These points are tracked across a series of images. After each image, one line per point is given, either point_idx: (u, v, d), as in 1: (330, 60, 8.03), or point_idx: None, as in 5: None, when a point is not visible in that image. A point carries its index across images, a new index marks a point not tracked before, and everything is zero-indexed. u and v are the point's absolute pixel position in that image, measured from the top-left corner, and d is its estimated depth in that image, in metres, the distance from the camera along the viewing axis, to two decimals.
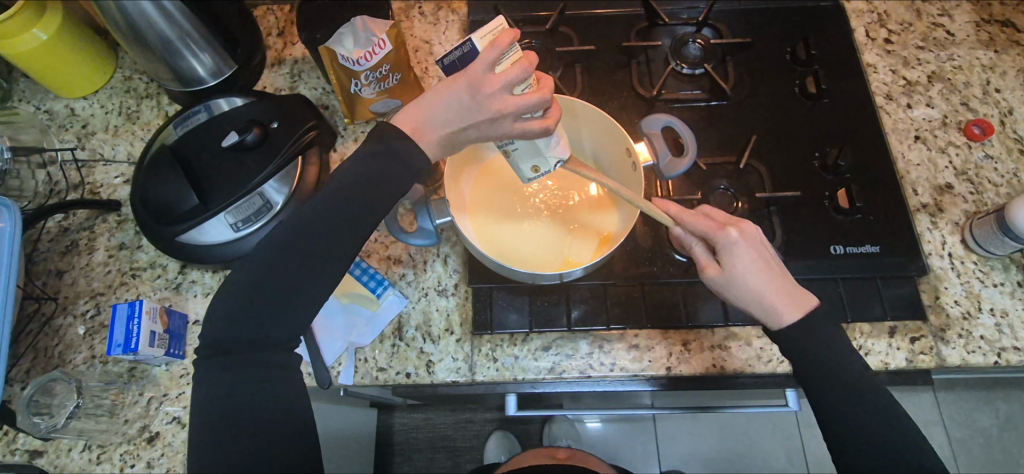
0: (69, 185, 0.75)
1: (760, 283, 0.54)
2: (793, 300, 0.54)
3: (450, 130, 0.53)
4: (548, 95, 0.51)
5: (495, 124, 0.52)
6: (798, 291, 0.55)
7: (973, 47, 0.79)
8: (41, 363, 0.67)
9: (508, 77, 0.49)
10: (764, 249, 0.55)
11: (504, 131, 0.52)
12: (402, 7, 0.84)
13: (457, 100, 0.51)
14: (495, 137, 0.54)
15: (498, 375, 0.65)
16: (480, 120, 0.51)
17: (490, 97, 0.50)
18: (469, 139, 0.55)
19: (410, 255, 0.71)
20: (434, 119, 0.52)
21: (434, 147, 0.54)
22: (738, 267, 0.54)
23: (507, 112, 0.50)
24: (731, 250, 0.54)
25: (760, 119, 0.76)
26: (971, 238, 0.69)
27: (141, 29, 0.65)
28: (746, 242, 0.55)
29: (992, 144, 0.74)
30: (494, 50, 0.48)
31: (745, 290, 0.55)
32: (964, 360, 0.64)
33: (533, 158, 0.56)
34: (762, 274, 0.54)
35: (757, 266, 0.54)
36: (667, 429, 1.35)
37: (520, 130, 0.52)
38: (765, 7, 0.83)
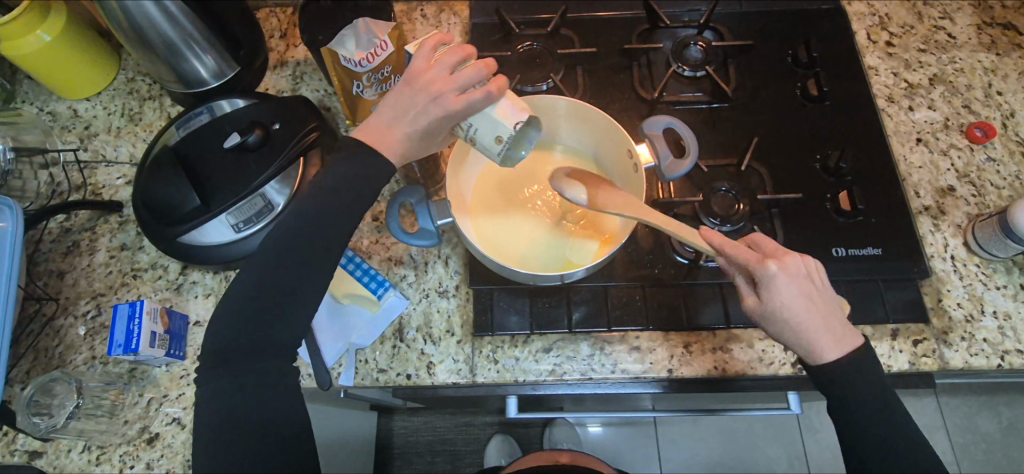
0: (72, 186, 0.76)
1: (804, 322, 0.51)
2: (838, 338, 0.52)
3: (404, 124, 0.52)
4: (483, 66, 0.50)
5: (435, 103, 0.50)
6: (843, 327, 0.53)
7: (975, 50, 0.80)
8: (42, 364, 0.67)
9: (441, 63, 0.51)
10: (808, 283, 0.52)
11: (445, 108, 0.50)
12: (404, 10, 0.85)
13: (401, 95, 0.52)
14: (448, 123, 0.51)
15: (499, 376, 0.65)
16: (422, 104, 0.51)
17: (427, 82, 0.51)
18: (424, 132, 0.53)
19: (411, 256, 0.71)
20: (386, 120, 0.53)
21: (392, 148, 0.53)
22: (780, 305, 0.51)
23: (445, 89, 0.50)
24: (773, 285, 0.51)
25: (761, 121, 0.76)
26: (974, 240, 0.69)
27: (144, 30, 0.66)
28: (787, 277, 0.51)
29: (994, 146, 0.74)
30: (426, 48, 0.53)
31: (787, 328, 0.52)
32: (967, 363, 0.64)
33: (491, 132, 0.50)
34: (807, 312, 0.51)
35: (801, 303, 0.51)
36: (668, 433, 1.34)
37: (463, 101, 0.49)
38: (766, 9, 0.83)
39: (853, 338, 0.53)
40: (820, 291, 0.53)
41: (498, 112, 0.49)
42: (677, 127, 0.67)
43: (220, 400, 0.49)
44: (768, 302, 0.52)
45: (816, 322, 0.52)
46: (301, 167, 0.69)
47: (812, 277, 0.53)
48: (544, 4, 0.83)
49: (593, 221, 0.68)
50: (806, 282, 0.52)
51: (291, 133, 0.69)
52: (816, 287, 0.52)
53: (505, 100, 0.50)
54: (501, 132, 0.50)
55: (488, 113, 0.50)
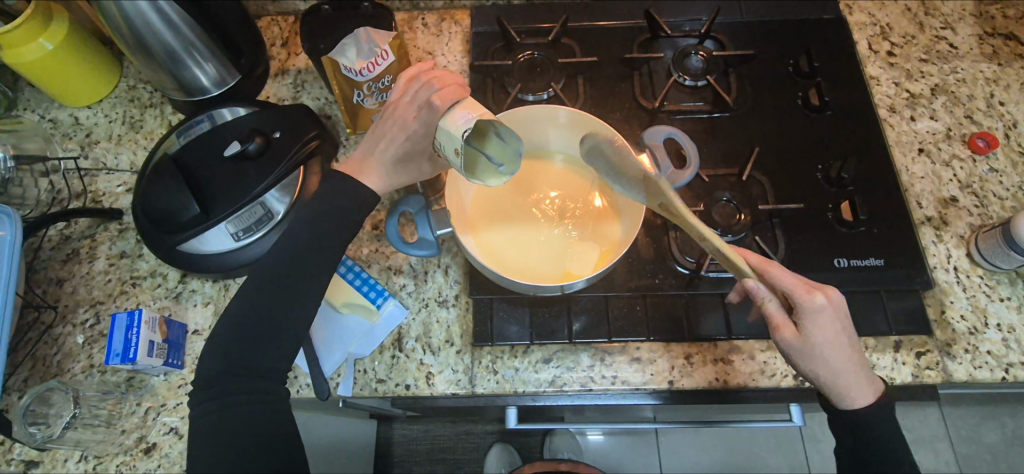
0: (71, 194, 0.76)
1: (848, 357, 0.53)
2: (866, 373, 0.55)
3: (378, 152, 0.55)
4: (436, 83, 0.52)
5: (398, 122, 0.54)
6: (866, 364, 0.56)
7: (976, 60, 0.79)
8: (39, 372, 0.67)
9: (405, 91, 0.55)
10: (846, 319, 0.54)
11: (406, 124, 0.54)
12: (406, 19, 0.85)
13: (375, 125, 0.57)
14: (415, 141, 0.54)
15: (499, 387, 0.65)
16: (386, 125, 0.55)
17: (390, 106, 0.56)
18: (399, 156, 0.55)
19: (411, 265, 0.70)
20: (361, 150, 0.57)
21: (369, 174, 0.56)
22: (830, 338, 0.52)
23: (401, 106, 0.54)
24: (824, 318, 0.52)
25: (763, 131, 0.76)
26: (977, 252, 0.68)
27: (145, 38, 0.66)
28: (832, 311, 0.52)
29: (996, 157, 0.74)
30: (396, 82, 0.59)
31: (833, 363, 0.53)
32: (971, 376, 0.64)
33: (450, 146, 0.49)
34: (849, 346, 0.54)
35: (845, 338, 0.53)
36: (669, 442, 1.33)
37: (422, 120, 0.51)
38: (767, 19, 0.83)
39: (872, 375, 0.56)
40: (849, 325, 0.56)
41: (449, 123, 0.48)
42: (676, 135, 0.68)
43: None
44: (815, 338, 0.52)
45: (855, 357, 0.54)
46: (301, 175, 0.69)
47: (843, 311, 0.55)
48: (544, 14, 0.83)
49: (593, 232, 0.68)
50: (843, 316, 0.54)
51: (292, 141, 0.69)
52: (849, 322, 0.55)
53: (460, 109, 0.48)
54: (455, 142, 0.48)
55: (444, 124, 0.49)
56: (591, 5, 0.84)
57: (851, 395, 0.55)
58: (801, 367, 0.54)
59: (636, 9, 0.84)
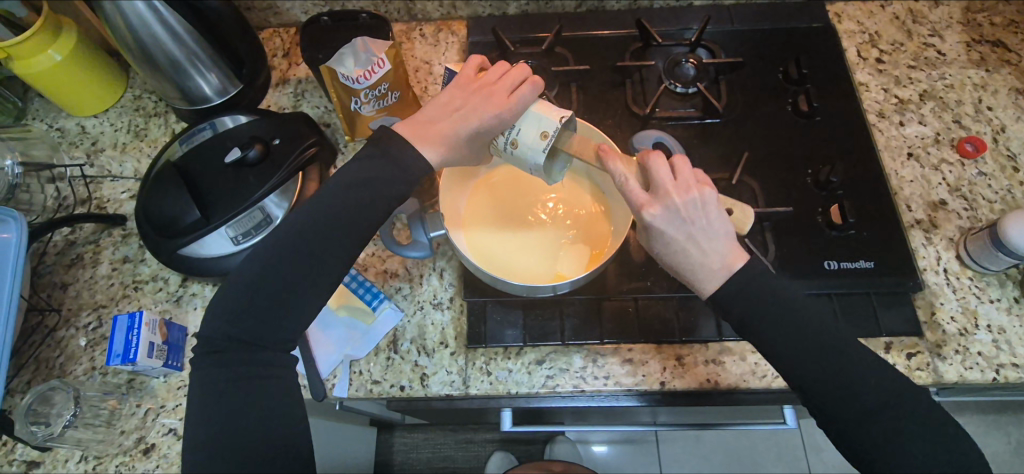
0: (77, 200, 0.78)
1: (682, 258, 0.53)
2: (716, 268, 0.52)
3: (453, 123, 0.55)
4: (526, 71, 0.58)
5: (490, 102, 0.55)
6: (727, 253, 0.53)
7: (964, 66, 0.81)
8: (42, 374, 0.69)
9: (490, 72, 0.58)
10: (686, 224, 0.53)
11: (499, 104, 0.55)
12: (404, 30, 0.87)
13: (450, 98, 0.58)
14: (500, 122, 0.55)
15: (492, 388, 0.65)
16: (474, 104, 0.56)
17: (479, 88, 0.57)
18: (473, 132, 0.56)
19: (406, 269, 0.71)
20: (432, 117, 0.57)
21: (437, 146, 0.55)
22: (659, 244, 0.55)
23: (497, 90, 0.56)
24: (651, 229, 0.54)
25: (754, 136, 0.77)
26: (967, 254, 0.69)
27: (150, 49, 0.68)
28: (660, 224, 0.53)
29: (985, 161, 0.75)
30: (473, 64, 0.60)
31: (669, 262, 0.55)
32: (961, 377, 0.64)
33: (534, 129, 0.54)
34: (683, 248, 0.53)
35: (678, 242, 0.53)
36: (670, 451, 1.33)
37: (517, 99, 0.55)
38: (758, 28, 0.84)
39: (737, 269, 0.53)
40: (705, 222, 0.53)
41: (546, 111, 0.55)
42: (664, 139, 0.70)
43: (206, 409, 0.49)
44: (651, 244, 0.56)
45: (691, 257, 0.53)
46: (300, 180, 0.71)
47: (694, 212, 0.53)
48: (539, 24, 0.85)
49: (585, 235, 0.70)
50: (685, 219, 0.53)
51: (292, 148, 0.71)
52: (693, 222, 0.53)
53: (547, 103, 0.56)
54: (547, 124, 0.54)
55: (534, 111, 0.55)
56: (584, 16, 0.86)
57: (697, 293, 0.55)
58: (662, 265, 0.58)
59: (628, 19, 0.86)
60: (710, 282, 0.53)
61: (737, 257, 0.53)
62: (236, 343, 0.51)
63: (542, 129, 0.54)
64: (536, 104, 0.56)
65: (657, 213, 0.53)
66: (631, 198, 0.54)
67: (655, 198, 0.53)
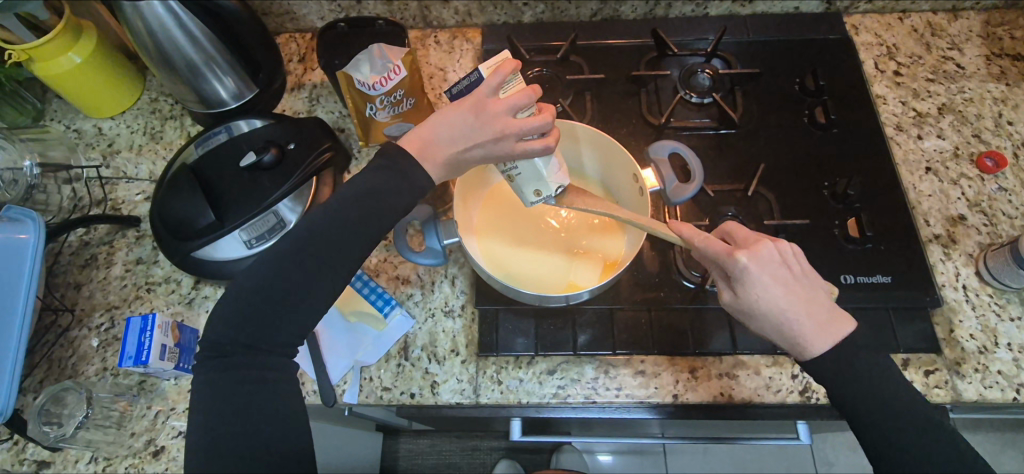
0: (92, 201, 0.78)
1: (785, 308, 0.51)
2: (817, 315, 0.51)
3: (455, 149, 0.54)
4: (549, 117, 0.54)
5: (497, 143, 0.53)
6: (828, 310, 0.52)
7: (984, 80, 0.80)
8: (54, 374, 0.69)
9: (510, 102, 0.53)
10: (781, 270, 0.52)
11: (504, 151, 0.54)
12: (419, 36, 0.87)
13: (462, 121, 0.54)
14: (500, 161, 0.56)
15: (503, 397, 0.65)
16: (484, 142, 0.53)
17: (493, 118, 0.53)
18: (471, 161, 0.55)
19: (418, 275, 0.71)
20: (441, 139, 0.54)
21: (436, 167, 0.55)
22: (755, 296, 0.52)
23: (509, 132, 0.53)
24: (747, 278, 0.52)
25: (769, 147, 0.77)
26: (986, 270, 0.68)
27: (168, 52, 0.68)
28: (760, 267, 0.51)
29: (1005, 176, 0.74)
30: (500, 75, 0.52)
31: (768, 316, 0.52)
32: (981, 395, 0.63)
33: (534, 183, 0.58)
34: (786, 295, 0.51)
35: (779, 290, 0.51)
36: (678, 463, 1.31)
37: (522, 150, 0.54)
38: (774, 39, 0.84)
39: (838, 321, 0.52)
40: (800, 273, 0.53)
41: (551, 174, 0.58)
42: (682, 151, 0.69)
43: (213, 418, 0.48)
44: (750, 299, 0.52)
45: (794, 306, 0.51)
46: (313, 184, 0.71)
47: (789, 261, 0.53)
48: (554, 33, 0.85)
49: (598, 245, 0.70)
50: (778, 264, 0.52)
51: (306, 153, 0.71)
52: (791, 268, 0.52)
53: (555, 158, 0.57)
54: (546, 189, 0.59)
55: (543, 169, 0.57)
56: (599, 25, 0.86)
57: (802, 347, 0.52)
58: (749, 327, 0.55)
59: (643, 28, 0.85)
60: (815, 331, 0.51)
61: (839, 316, 0.52)
62: (239, 348, 0.49)
63: (538, 188, 0.59)
64: (548, 158, 0.57)
65: (753, 259, 0.51)
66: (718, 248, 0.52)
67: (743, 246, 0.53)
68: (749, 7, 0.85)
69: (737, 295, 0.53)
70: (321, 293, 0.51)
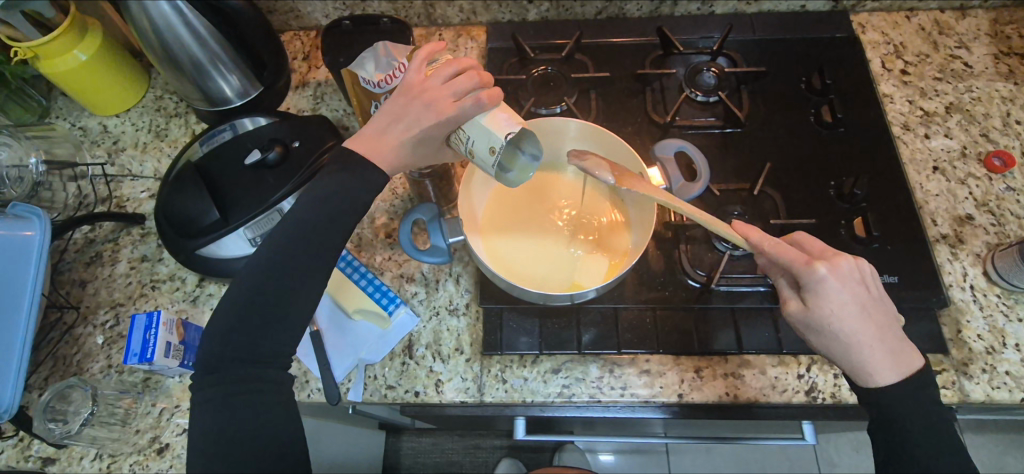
0: (97, 199, 0.79)
1: (858, 328, 0.51)
2: (887, 339, 0.51)
3: (394, 130, 0.53)
4: (477, 74, 0.52)
5: (428, 108, 0.51)
6: (897, 338, 0.52)
7: (992, 79, 0.79)
8: (60, 371, 0.69)
9: (435, 73, 0.53)
10: (860, 288, 0.51)
11: (439, 114, 0.51)
12: (423, 35, 0.87)
13: (395, 106, 0.54)
14: (445, 132, 0.52)
15: (507, 396, 0.65)
16: (416, 113, 0.52)
17: (420, 92, 0.53)
18: (417, 139, 0.53)
19: (423, 273, 0.71)
20: (381, 127, 0.53)
21: (384, 155, 0.53)
22: (829, 310, 0.51)
23: (438, 96, 0.51)
24: (824, 290, 0.51)
25: (775, 147, 0.76)
26: (994, 270, 0.67)
27: (173, 50, 0.68)
28: (837, 281, 0.51)
29: (1013, 176, 0.73)
30: (417, 60, 0.55)
31: (839, 333, 0.51)
32: (988, 396, 0.62)
33: (486, 145, 0.50)
34: (862, 315, 0.51)
35: (854, 307, 0.51)
36: (681, 463, 1.31)
37: (455, 107, 0.50)
38: (780, 37, 0.83)
39: (907, 351, 0.52)
40: (875, 296, 0.52)
41: (492, 124, 0.49)
42: (688, 149, 0.69)
43: (217, 416, 0.48)
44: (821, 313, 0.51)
45: (868, 328, 0.51)
46: None
47: (866, 281, 0.52)
48: (558, 31, 0.85)
49: (604, 245, 0.69)
50: (856, 282, 0.51)
51: (310, 152, 0.70)
52: (867, 289, 0.52)
53: (499, 111, 0.50)
54: (494, 142, 0.49)
55: (483, 123, 0.50)
56: (604, 23, 0.86)
57: (866, 371, 0.51)
58: (809, 340, 0.54)
59: (649, 27, 0.85)
60: (883, 355, 0.51)
61: (907, 347, 0.52)
62: (242, 346, 0.49)
63: (490, 146, 0.50)
64: (487, 112, 0.50)
65: (832, 272, 0.51)
66: (795, 255, 0.52)
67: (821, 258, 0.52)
68: (755, 6, 0.84)
69: (806, 306, 0.52)
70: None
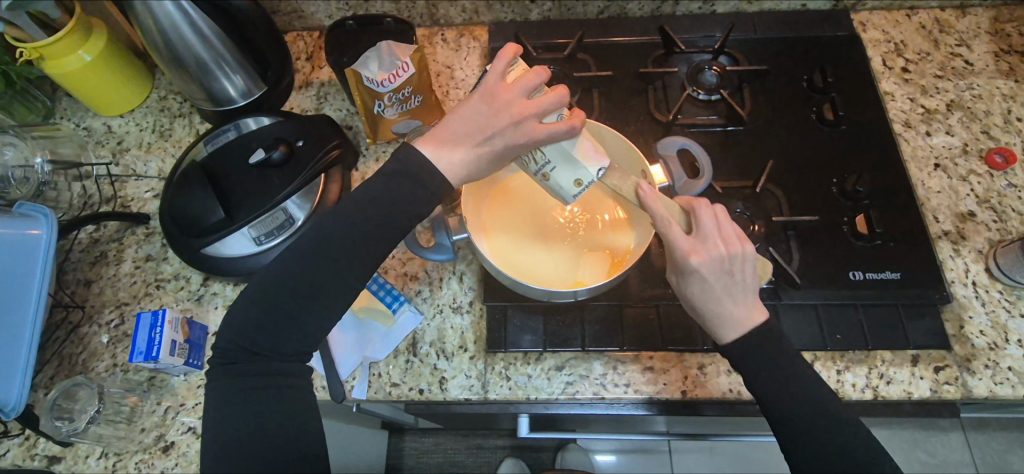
0: (102, 199, 0.79)
1: (714, 306, 0.54)
2: (741, 309, 0.54)
3: (474, 142, 0.53)
4: (564, 94, 0.53)
5: (516, 127, 0.52)
6: (753, 314, 0.54)
7: (993, 77, 0.80)
8: (65, 370, 0.69)
9: (523, 84, 0.53)
10: (726, 276, 0.54)
11: (528, 136, 0.52)
12: (426, 34, 0.88)
13: (476, 113, 0.53)
14: (524, 151, 0.54)
15: (511, 393, 0.65)
16: (502, 127, 0.52)
17: (508, 103, 0.52)
18: (495, 155, 0.54)
19: (427, 272, 0.72)
20: (459, 134, 0.53)
21: (457, 165, 0.54)
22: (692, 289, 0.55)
23: (527, 115, 0.52)
24: (689, 274, 0.54)
25: (778, 144, 0.77)
26: (996, 267, 0.68)
27: (178, 50, 0.69)
28: (704, 269, 0.54)
29: (1014, 173, 0.74)
30: (503, 61, 0.53)
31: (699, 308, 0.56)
32: (991, 392, 0.63)
33: (570, 173, 0.53)
34: (719, 296, 0.54)
35: (713, 290, 0.54)
36: (683, 462, 1.31)
37: (545, 132, 0.52)
38: (781, 36, 0.84)
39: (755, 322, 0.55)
40: (742, 278, 0.54)
41: (580, 154, 0.53)
42: (689, 146, 0.70)
43: (224, 414, 0.48)
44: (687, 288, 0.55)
45: (722, 307, 0.54)
46: (322, 181, 0.72)
47: (734, 265, 0.54)
48: (561, 30, 0.85)
49: (607, 243, 0.70)
50: (724, 269, 0.54)
51: (314, 150, 0.70)
52: (733, 272, 0.54)
53: (584, 140, 0.54)
54: (585, 175, 0.53)
55: (570, 150, 0.53)
56: (606, 22, 0.86)
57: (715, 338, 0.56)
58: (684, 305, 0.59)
59: (651, 25, 0.85)
60: (738, 317, 0.54)
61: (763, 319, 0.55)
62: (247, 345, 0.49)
63: (577, 176, 0.53)
64: (574, 139, 0.53)
65: (699, 261, 0.53)
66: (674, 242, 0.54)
67: (699, 246, 0.54)
68: (756, 5, 0.85)
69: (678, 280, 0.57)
70: (331, 290, 0.50)
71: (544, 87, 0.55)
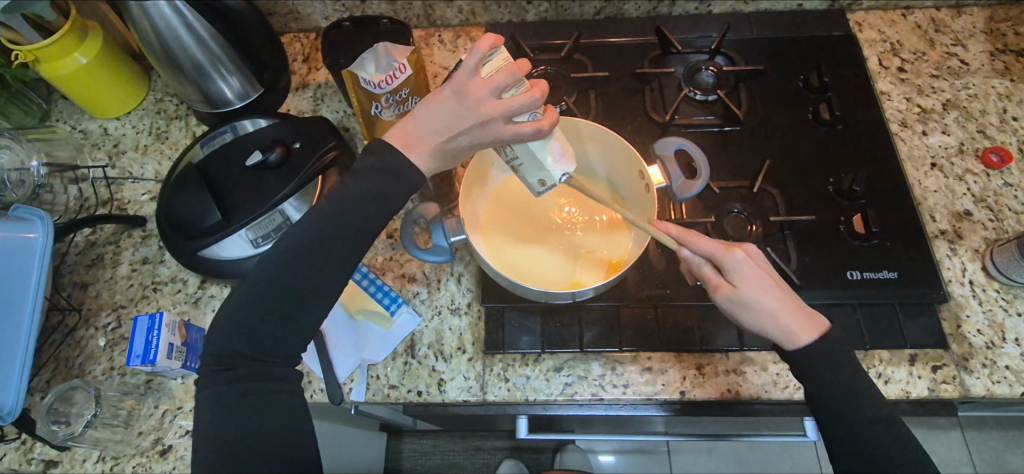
0: (98, 201, 0.79)
1: (778, 301, 0.54)
2: (796, 300, 0.55)
3: (442, 139, 0.52)
4: (538, 95, 0.52)
5: (483, 127, 0.52)
6: (805, 309, 0.55)
7: (988, 76, 0.80)
8: (62, 373, 0.69)
9: (496, 82, 0.51)
10: (768, 268, 0.56)
11: (494, 137, 0.52)
12: (423, 35, 0.87)
13: (446, 109, 0.52)
14: (491, 146, 0.54)
15: (510, 395, 0.65)
16: (471, 126, 0.52)
17: (478, 102, 0.51)
18: (462, 149, 0.54)
19: (424, 273, 0.71)
20: (428, 131, 0.52)
21: (424, 159, 0.53)
22: (754, 289, 0.54)
23: (497, 116, 0.51)
24: (744, 270, 0.54)
25: (775, 144, 0.77)
26: (993, 266, 0.68)
27: (174, 52, 0.68)
28: (752, 261, 0.55)
29: (1010, 172, 0.74)
30: (478, 54, 0.50)
31: (765, 311, 0.53)
32: (988, 391, 0.63)
33: (536, 172, 0.56)
34: (776, 288, 0.54)
35: (769, 283, 0.54)
36: (682, 462, 1.31)
37: (512, 133, 0.52)
38: (778, 36, 0.84)
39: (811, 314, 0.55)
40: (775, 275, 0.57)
41: (548, 158, 0.55)
42: (687, 146, 0.70)
43: (221, 417, 0.48)
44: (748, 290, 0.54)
45: (783, 301, 0.54)
46: (318, 184, 0.71)
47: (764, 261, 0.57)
48: (558, 31, 0.85)
49: (604, 244, 0.70)
50: (762, 262, 0.56)
51: (313, 152, 0.71)
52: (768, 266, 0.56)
53: (554, 141, 0.55)
54: (550, 177, 0.56)
55: (540, 153, 0.54)
56: (603, 23, 0.86)
57: (794, 340, 0.53)
58: (740, 325, 0.55)
59: (647, 26, 0.85)
60: (798, 305, 0.54)
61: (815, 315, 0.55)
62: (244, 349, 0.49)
63: (542, 177, 0.56)
64: (545, 140, 0.54)
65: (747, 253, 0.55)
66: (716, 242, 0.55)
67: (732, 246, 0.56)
68: (753, 5, 0.85)
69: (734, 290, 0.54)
70: (328, 292, 0.50)
71: (519, 83, 0.53)
